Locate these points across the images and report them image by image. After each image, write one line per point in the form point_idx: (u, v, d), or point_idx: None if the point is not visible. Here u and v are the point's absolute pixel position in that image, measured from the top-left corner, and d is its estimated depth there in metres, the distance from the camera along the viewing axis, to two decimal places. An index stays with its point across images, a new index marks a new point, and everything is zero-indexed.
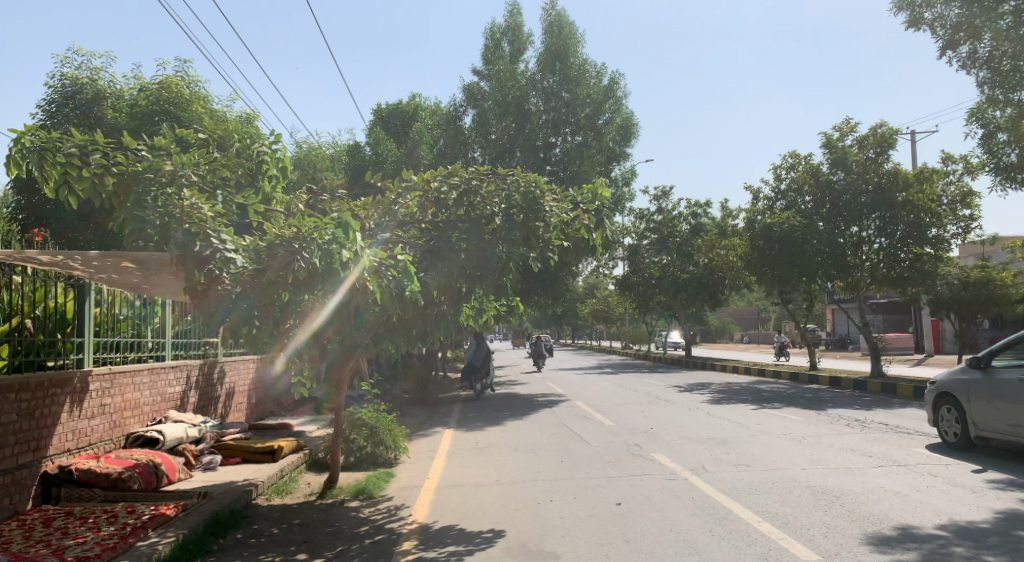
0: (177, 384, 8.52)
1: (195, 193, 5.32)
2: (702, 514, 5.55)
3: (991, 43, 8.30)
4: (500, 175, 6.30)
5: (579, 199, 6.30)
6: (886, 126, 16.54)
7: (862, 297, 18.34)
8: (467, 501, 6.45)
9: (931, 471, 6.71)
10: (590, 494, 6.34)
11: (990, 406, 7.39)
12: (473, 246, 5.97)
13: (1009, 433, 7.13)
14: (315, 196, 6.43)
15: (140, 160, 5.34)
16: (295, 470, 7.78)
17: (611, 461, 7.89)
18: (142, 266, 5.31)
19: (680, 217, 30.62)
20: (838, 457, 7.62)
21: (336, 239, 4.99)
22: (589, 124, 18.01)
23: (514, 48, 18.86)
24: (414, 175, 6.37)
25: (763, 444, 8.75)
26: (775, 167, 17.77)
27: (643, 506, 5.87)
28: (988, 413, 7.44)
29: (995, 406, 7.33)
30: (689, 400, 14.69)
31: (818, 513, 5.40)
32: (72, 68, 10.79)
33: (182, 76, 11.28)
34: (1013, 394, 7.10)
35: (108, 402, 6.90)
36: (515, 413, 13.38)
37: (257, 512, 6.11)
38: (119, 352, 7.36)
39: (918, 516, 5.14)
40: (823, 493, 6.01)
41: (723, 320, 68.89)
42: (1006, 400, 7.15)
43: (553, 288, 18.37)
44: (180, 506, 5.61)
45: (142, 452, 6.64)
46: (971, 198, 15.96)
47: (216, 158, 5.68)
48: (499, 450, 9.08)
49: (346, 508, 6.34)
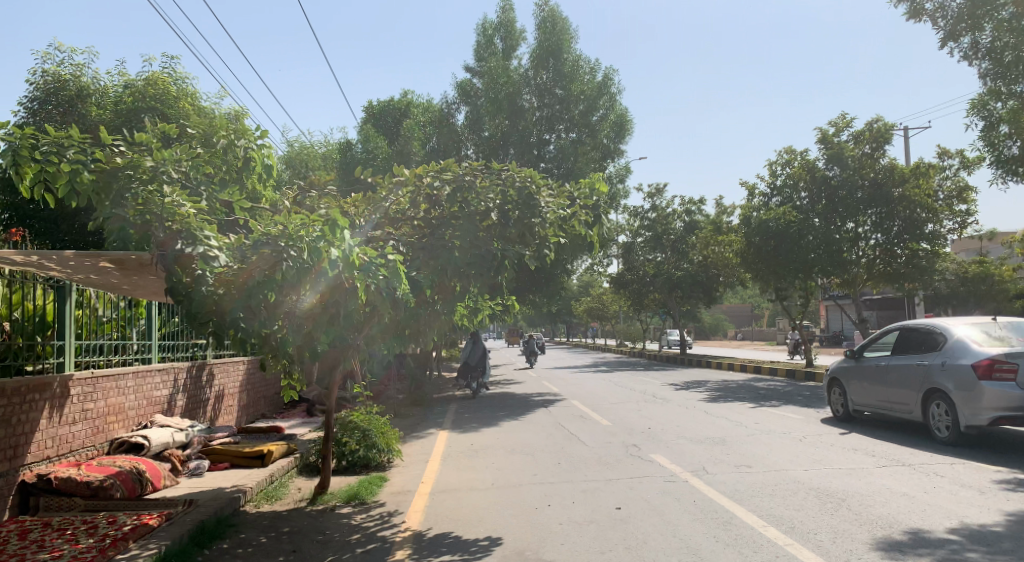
0: (164, 387, 8.29)
1: (178, 190, 5.09)
2: (705, 519, 5.38)
3: (993, 34, 8.16)
4: (493, 170, 6.12)
5: (575, 194, 6.14)
6: (882, 121, 16.42)
7: (859, 293, 18.23)
8: (462, 506, 6.29)
9: (937, 471, 6.57)
10: (589, 498, 6.17)
11: (861, 386, 9.76)
12: (467, 243, 5.75)
13: (874, 405, 9.47)
14: (303, 192, 6.22)
15: (119, 156, 5.10)
16: (285, 476, 7.58)
17: (610, 462, 7.72)
18: (122, 266, 5.09)
19: (674, 214, 30.45)
20: (840, 457, 7.47)
21: (323, 237, 4.81)
22: (584, 121, 17.81)
23: (506, 44, 18.65)
24: (405, 170, 6.16)
25: (763, 444, 8.59)
26: (771, 163, 17.64)
27: (643, 511, 5.70)
28: (861, 392, 9.79)
29: (865, 386, 9.67)
30: (686, 399, 14.53)
31: (824, 517, 5.26)
32: (54, 64, 10.51)
33: (168, 72, 11.03)
34: (877, 376, 9.43)
35: (91, 407, 6.67)
36: (511, 414, 13.19)
37: (245, 520, 5.89)
38: (103, 356, 7.13)
39: (928, 519, 5.00)
40: (828, 495, 5.85)
41: (717, 317, 68.87)
42: (871, 380, 9.48)
43: (547, 286, 18.18)
44: (164, 515, 5.41)
45: (126, 459, 6.43)
46: (967, 193, 15.89)
47: (200, 154, 5.44)
48: (494, 452, 8.89)
49: (338, 515, 6.14)
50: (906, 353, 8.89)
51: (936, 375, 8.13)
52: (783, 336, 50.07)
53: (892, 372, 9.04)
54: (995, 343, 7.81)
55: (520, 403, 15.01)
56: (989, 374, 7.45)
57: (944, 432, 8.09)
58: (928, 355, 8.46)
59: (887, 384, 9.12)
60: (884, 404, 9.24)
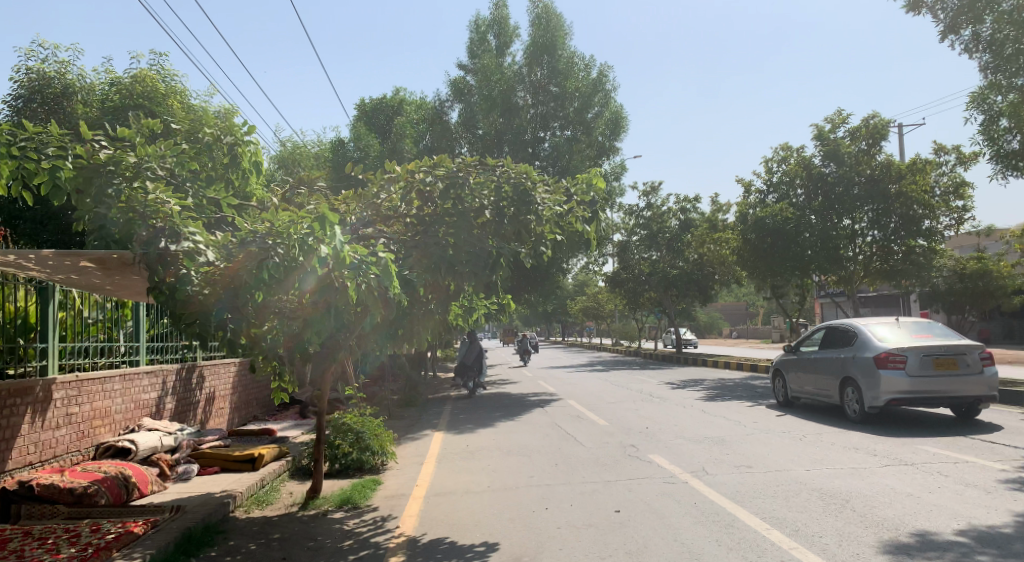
0: (152, 390, 8.11)
1: (161, 187, 4.91)
2: (706, 522, 5.26)
3: (994, 27, 8.07)
4: (488, 166, 5.97)
5: (572, 190, 6.00)
6: (878, 117, 16.37)
7: (855, 291, 18.15)
8: (458, 509, 6.15)
9: (941, 470, 6.45)
10: (587, 501, 6.03)
11: (798, 376, 11.37)
12: (461, 241, 5.60)
13: (805, 392, 11.13)
14: (291, 189, 6.04)
15: (100, 152, 4.91)
16: (276, 480, 7.41)
17: (608, 464, 7.59)
18: (104, 266, 4.92)
19: (669, 213, 30.33)
20: (842, 457, 7.36)
21: (312, 232, 4.63)
22: (578, 118, 17.66)
23: (500, 41, 18.49)
24: (397, 167, 6.01)
25: (763, 443, 8.47)
26: (767, 160, 17.55)
27: (643, 514, 5.57)
28: (797, 381, 11.39)
29: (802, 376, 11.27)
30: (683, 397, 14.43)
31: (828, 519, 5.14)
32: (39, 62, 10.32)
33: (156, 69, 10.85)
34: (809, 367, 11.03)
35: (75, 411, 6.50)
36: (507, 414, 13.06)
37: (234, 526, 5.73)
38: (89, 358, 6.96)
39: (935, 521, 4.88)
40: (831, 496, 5.73)
41: (713, 316, 68.83)
42: (804, 371, 11.11)
43: (543, 285, 18.04)
44: (150, 522, 5.25)
45: (111, 464, 6.26)
46: (964, 188, 15.82)
47: (184, 150, 5.26)
48: (490, 454, 8.75)
49: (330, 520, 5.98)
50: (829, 348, 10.51)
51: (848, 365, 9.72)
52: (778, 335, 50.03)
53: (819, 364, 10.66)
54: (894, 337, 9.38)
55: (516, 403, 14.86)
56: (885, 364, 9.03)
57: (854, 413, 9.67)
58: (844, 349, 10.07)
59: (816, 374, 10.72)
60: (813, 391, 10.91)
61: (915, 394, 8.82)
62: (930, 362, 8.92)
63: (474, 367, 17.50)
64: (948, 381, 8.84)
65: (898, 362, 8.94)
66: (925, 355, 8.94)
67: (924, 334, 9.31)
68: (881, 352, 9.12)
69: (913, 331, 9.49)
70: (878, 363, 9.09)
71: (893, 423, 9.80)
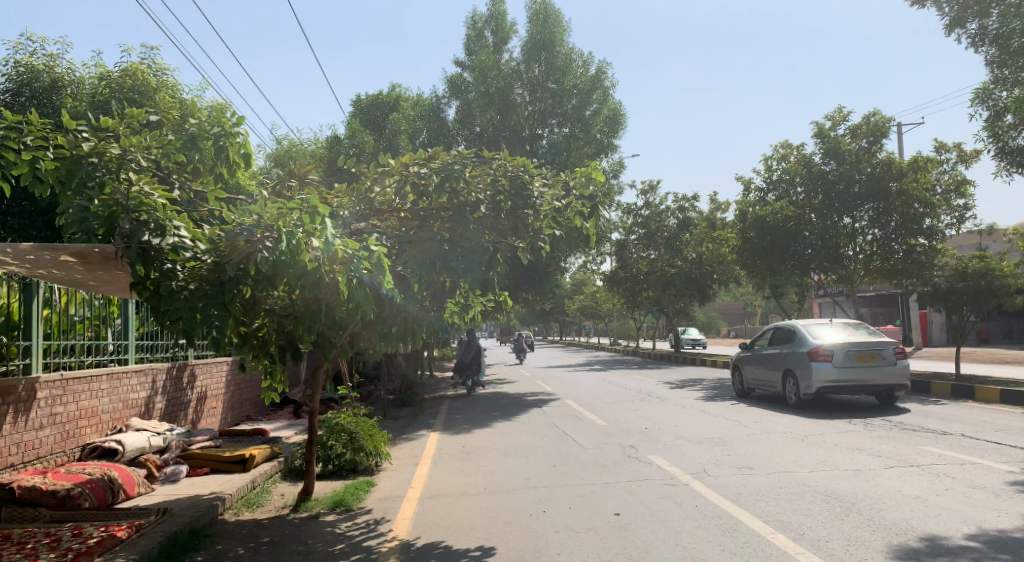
0: (141, 389, 7.93)
1: (146, 178, 4.72)
2: (708, 526, 5.11)
3: (1000, 21, 7.94)
4: (484, 159, 5.82)
5: (570, 184, 5.85)
6: (878, 115, 16.25)
7: (855, 290, 18.03)
8: (454, 512, 6.00)
9: (948, 472, 6.31)
10: (586, 503, 5.89)
11: (751, 368, 13.22)
12: (457, 236, 5.44)
13: (756, 383, 12.99)
14: (281, 182, 5.87)
15: (82, 142, 4.73)
16: (268, 481, 7.26)
17: (606, 465, 7.45)
18: (85, 260, 4.74)
19: (667, 211, 30.17)
20: (845, 458, 7.22)
21: (302, 224, 4.51)
22: (576, 115, 17.47)
23: (497, 37, 18.33)
24: (391, 160, 5.86)
25: (764, 444, 8.33)
26: (767, 158, 17.42)
27: (644, 517, 5.42)
28: (751, 373, 13.23)
29: (755, 369, 13.08)
30: (682, 397, 14.30)
31: (834, 522, 5.01)
32: (27, 55, 10.16)
33: (147, 63, 10.69)
34: (760, 360, 12.87)
35: (60, 410, 6.33)
36: (504, 414, 12.92)
37: (223, 529, 5.57)
38: (75, 357, 6.79)
39: (945, 525, 4.74)
40: (836, 499, 5.59)
41: (710, 315, 68.73)
42: (756, 364, 12.93)
43: (540, 284, 17.90)
44: (134, 526, 5.08)
45: (97, 465, 6.11)
46: (965, 187, 15.70)
47: (170, 141, 5.07)
48: (487, 454, 8.59)
49: (321, 523, 5.83)
50: (775, 344, 12.40)
51: (789, 359, 11.60)
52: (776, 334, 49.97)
53: (769, 358, 12.49)
54: (827, 335, 11.27)
55: (513, 403, 14.70)
56: (817, 357, 10.93)
57: (793, 399, 11.55)
58: (787, 346, 11.92)
59: (765, 366, 12.57)
60: (762, 382, 12.78)
61: (841, 382, 10.73)
62: (853, 356, 10.86)
63: (472, 367, 17.36)
64: (867, 372, 10.78)
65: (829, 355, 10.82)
66: (848, 350, 10.88)
67: (851, 333, 11.20)
68: (815, 347, 11.00)
69: (842, 330, 11.40)
70: (811, 356, 11.00)
71: (826, 408, 11.67)
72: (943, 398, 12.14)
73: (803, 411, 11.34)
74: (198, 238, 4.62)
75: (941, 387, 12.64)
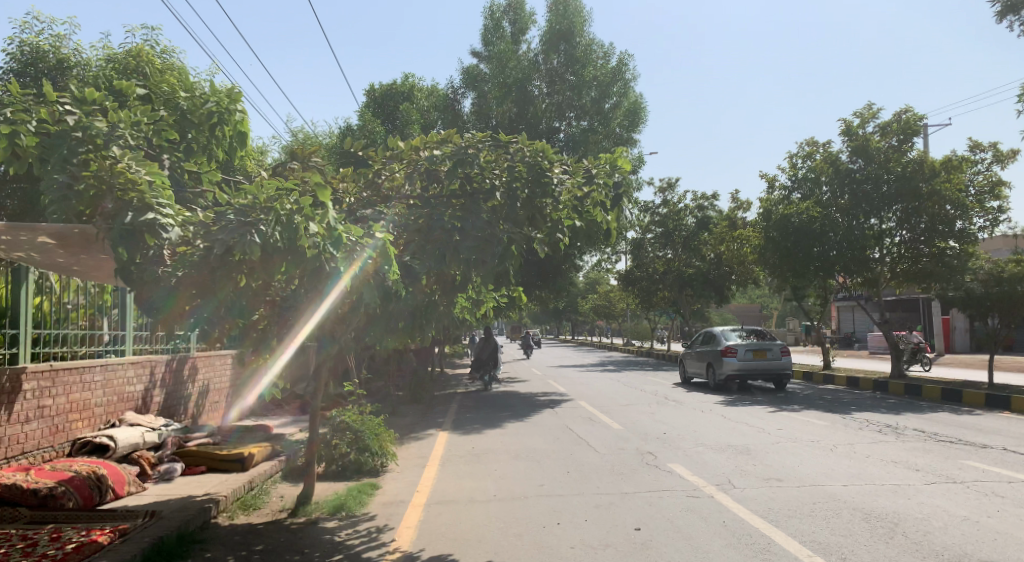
0: (138, 382, 7.60)
1: (133, 154, 4.32)
2: (738, 545, 4.68)
3: None
4: (500, 143, 5.41)
5: (593, 171, 5.40)
6: (910, 112, 15.69)
7: (881, 293, 17.42)
8: (461, 521, 5.61)
9: (995, 491, 5.84)
10: (604, 516, 5.49)
11: (690, 361, 17.65)
12: (468, 227, 4.95)
13: (694, 372, 17.45)
14: (282, 164, 5.49)
15: (65, 115, 4.35)
16: (267, 481, 6.91)
17: (623, 473, 7.02)
18: (65, 242, 4.38)
19: (685, 210, 29.64)
20: (881, 471, 6.75)
21: (297, 209, 4.07)
22: (596, 109, 17.00)
23: (515, 28, 17.91)
24: (401, 142, 5.49)
25: (790, 453, 7.87)
26: (792, 156, 16.94)
27: (667, 532, 5.02)
28: (691, 365, 17.67)
29: (693, 363, 17.39)
30: (700, 401, 13.84)
31: (877, 544, 4.57)
32: (33, 35, 9.88)
33: (154, 45, 10.40)
34: (696, 355, 17.29)
35: (49, 403, 6.01)
36: (516, 414, 12.52)
37: (215, 535, 5.20)
38: (67, 346, 6.48)
39: (1003, 553, 4.30)
40: (877, 517, 5.15)
41: (726, 316, 67.90)
42: (693, 358, 17.39)
43: (556, 281, 17.51)
44: (118, 529, 4.73)
45: (86, 461, 5.78)
46: (1000, 188, 15.08)
47: (162, 117, 4.69)
48: (497, 457, 8.20)
49: (320, 529, 5.46)
50: (705, 344, 16.88)
51: (710, 355, 16.00)
52: (792, 338, 49.15)
53: (700, 354, 16.91)
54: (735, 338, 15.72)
55: (525, 403, 14.28)
56: (726, 353, 15.34)
57: (714, 383, 15.92)
58: (709, 347, 16.28)
59: (698, 359, 17.02)
60: (697, 371, 17.24)
61: (744, 370, 15.04)
62: (751, 352, 15.29)
63: (487, 363, 17.70)
64: (762, 363, 15.21)
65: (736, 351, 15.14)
66: (748, 348, 15.29)
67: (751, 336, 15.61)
68: (724, 346, 15.40)
69: (745, 334, 15.87)
70: (722, 353, 15.40)
71: (738, 390, 16.10)
72: (977, 407, 11.58)
73: (720, 391, 15.67)
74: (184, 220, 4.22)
75: (973, 396, 12.08)
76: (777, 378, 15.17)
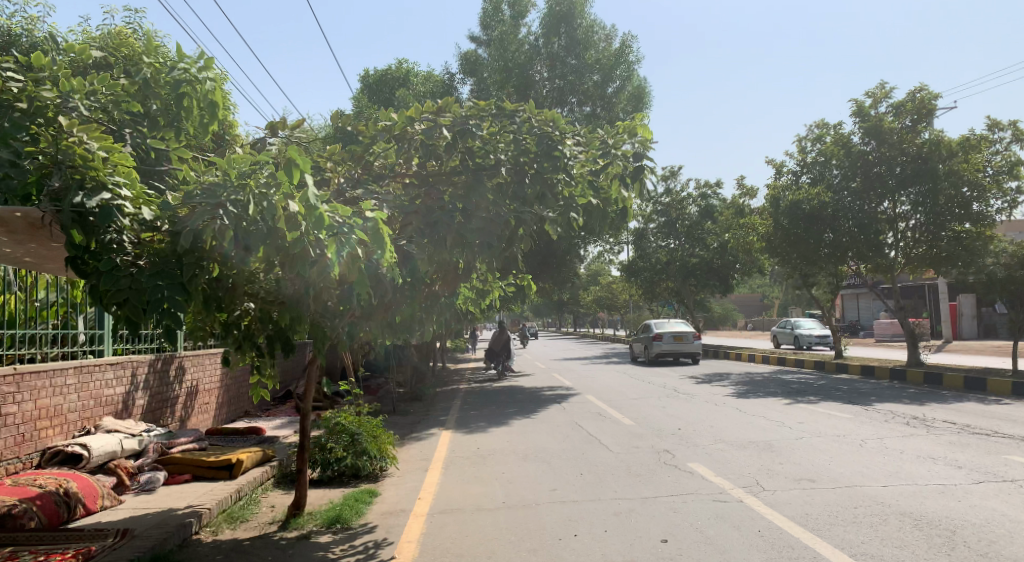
0: (119, 385, 7.08)
1: (85, 128, 3.76)
2: (779, 559, 4.15)
3: None
4: (506, 111, 4.88)
5: (607, 141, 4.84)
6: (925, 91, 15.13)
7: (894, 281, 16.91)
8: (468, 532, 5.10)
9: None
10: (626, 527, 4.97)
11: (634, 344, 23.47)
12: (471, 207, 4.52)
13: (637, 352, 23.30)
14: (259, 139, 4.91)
15: (8, 84, 3.80)
16: (257, 489, 6.41)
17: (641, 474, 6.51)
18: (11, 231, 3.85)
19: (689, 198, 29.15)
20: (920, 469, 6.23)
21: (272, 186, 3.54)
22: (598, 93, 16.48)
23: (514, 11, 17.26)
24: (394, 114, 4.91)
25: (818, 449, 7.35)
26: (801, 139, 16.42)
27: (697, 545, 4.50)
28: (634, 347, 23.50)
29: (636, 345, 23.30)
30: (711, 394, 13.31)
31: (940, 558, 4.04)
32: (5, 18, 9.34)
33: (133, 26, 9.83)
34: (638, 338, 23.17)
35: (13, 410, 5.49)
36: (521, 410, 12.02)
37: (195, 555, 4.68)
38: (36, 348, 5.96)
39: None
40: (933, 525, 4.61)
41: (727, 306, 67.55)
42: (635, 340, 23.27)
43: (559, 272, 17.02)
44: (84, 551, 4.21)
45: (54, 474, 5.26)
46: (1019, 168, 14.52)
47: (123, 86, 4.14)
48: (504, 458, 7.70)
49: (312, 545, 4.94)
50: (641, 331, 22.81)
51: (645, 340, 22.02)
52: None
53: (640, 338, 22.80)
54: (663, 326, 21.60)
55: (528, 399, 13.81)
56: (655, 338, 21.36)
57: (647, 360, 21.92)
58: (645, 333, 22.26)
59: (638, 342, 22.92)
60: (638, 351, 23.14)
61: (669, 350, 21.05)
62: (673, 337, 21.37)
63: (499, 353, 18.70)
64: (680, 346, 21.22)
65: (663, 336, 21.18)
66: (671, 335, 21.33)
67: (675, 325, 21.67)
68: (654, 333, 21.40)
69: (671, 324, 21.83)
70: (653, 338, 21.35)
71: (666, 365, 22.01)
72: (1002, 396, 11.09)
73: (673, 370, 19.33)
74: (141, 206, 3.68)
75: (996, 384, 11.60)
76: (691, 356, 21.34)
